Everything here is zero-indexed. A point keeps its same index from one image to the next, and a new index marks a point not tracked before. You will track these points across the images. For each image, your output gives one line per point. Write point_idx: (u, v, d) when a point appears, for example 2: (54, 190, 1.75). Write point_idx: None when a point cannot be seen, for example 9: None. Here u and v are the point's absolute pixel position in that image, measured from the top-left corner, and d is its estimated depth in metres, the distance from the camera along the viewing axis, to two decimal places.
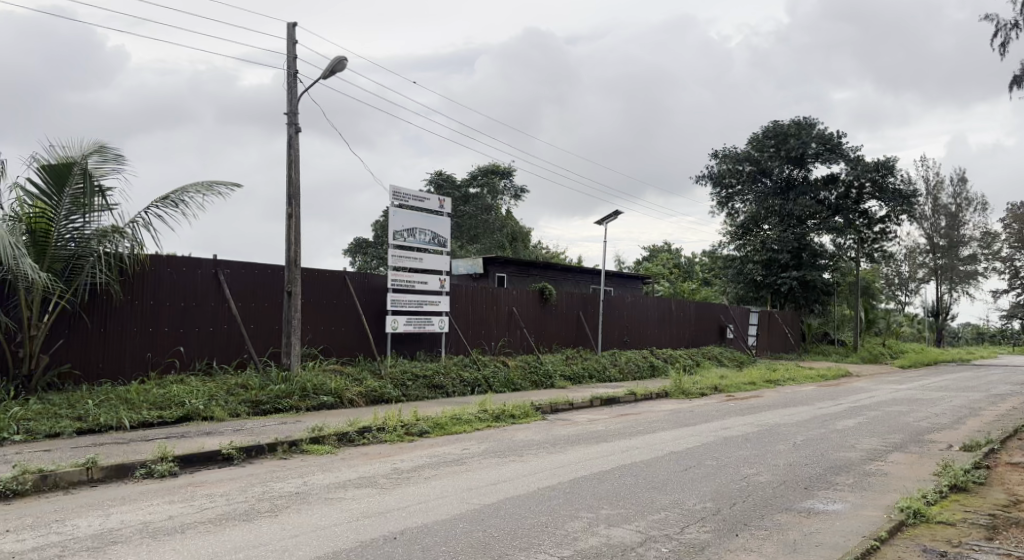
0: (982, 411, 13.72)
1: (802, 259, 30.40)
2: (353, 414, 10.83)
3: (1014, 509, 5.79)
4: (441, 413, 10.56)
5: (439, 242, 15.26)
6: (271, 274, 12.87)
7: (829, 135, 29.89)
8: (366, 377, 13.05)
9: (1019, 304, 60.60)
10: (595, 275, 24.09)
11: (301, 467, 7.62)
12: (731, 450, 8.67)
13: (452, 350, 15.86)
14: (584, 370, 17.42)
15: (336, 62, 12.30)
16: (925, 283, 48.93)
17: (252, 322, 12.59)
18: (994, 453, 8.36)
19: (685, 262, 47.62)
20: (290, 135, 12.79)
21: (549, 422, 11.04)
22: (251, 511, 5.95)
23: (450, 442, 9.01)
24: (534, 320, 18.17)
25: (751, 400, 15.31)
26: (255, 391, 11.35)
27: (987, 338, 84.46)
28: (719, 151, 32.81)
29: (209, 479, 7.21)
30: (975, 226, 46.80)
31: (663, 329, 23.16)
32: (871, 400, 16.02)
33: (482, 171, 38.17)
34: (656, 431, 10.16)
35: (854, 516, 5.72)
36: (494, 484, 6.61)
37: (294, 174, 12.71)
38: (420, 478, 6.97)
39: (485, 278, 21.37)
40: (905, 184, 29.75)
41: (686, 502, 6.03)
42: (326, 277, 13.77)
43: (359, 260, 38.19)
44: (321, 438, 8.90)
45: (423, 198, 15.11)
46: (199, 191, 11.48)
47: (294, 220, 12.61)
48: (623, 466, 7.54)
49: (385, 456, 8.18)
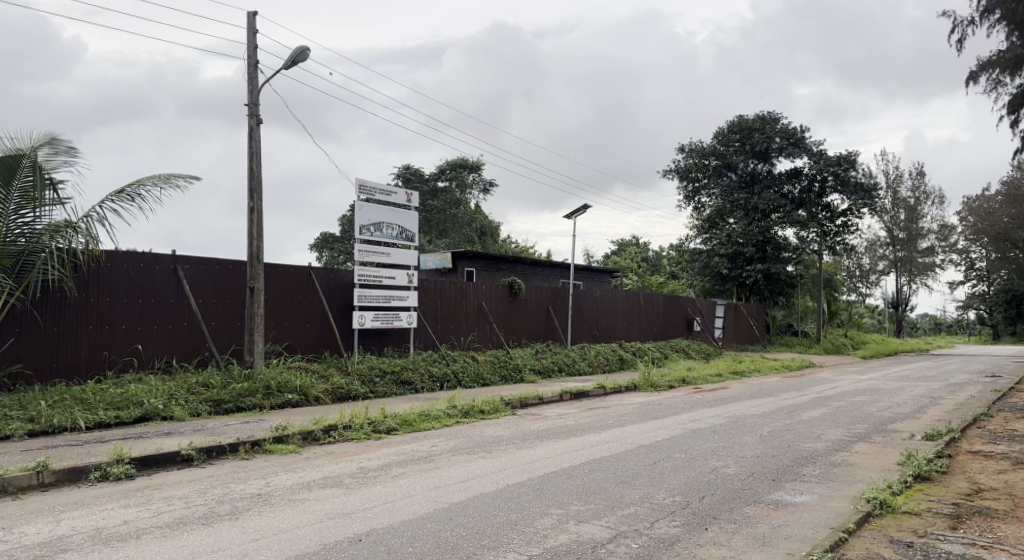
0: (942, 400, 14.02)
1: (767, 252, 30.77)
2: (319, 412, 10.65)
3: (976, 497, 5.86)
4: (410, 410, 10.43)
5: (407, 237, 15.10)
6: (233, 270, 12.56)
7: (793, 130, 30.29)
8: (332, 374, 12.83)
9: (975, 294, 62.31)
10: (565, 269, 24.07)
11: (264, 468, 7.44)
12: (699, 443, 8.69)
13: (420, 345, 15.69)
14: (554, 364, 17.40)
15: (298, 52, 12.04)
16: (885, 275, 49.99)
17: (213, 319, 12.27)
18: (955, 441, 8.51)
19: (653, 256, 47.99)
20: (251, 126, 12.49)
21: (519, 417, 10.98)
22: (211, 515, 5.77)
23: (418, 439, 8.88)
24: (503, 314, 18.08)
25: (719, 392, 15.44)
26: (217, 390, 11.08)
27: (944, 329, 86.65)
28: (685, 146, 33.02)
29: (166, 481, 6.99)
30: (934, 219, 47.90)
31: (632, 322, 23.24)
32: (835, 391, 16.29)
33: (450, 165, 37.92)
34: (625, 425, 10.16)
35: (822, 508, 5.75)
36: (463, 481, 6.51)
37: (256, 167, 12.42)
38: (386, 476, 6.83)
39: (454, 272, 21.22)
40: (866, 177, 30.22)
41: (655, 497, 6.00)
42: (290, 272, 13.48)
43: (325, 256, 37.71)
44: (285, 437, 8.71)
45: (390, 191, 14.93)
46: (157, 183, 11.15)
47: (255, 214, 12.32)
48: (593, 460, 7.49)
49: (351, 454, 8.02)
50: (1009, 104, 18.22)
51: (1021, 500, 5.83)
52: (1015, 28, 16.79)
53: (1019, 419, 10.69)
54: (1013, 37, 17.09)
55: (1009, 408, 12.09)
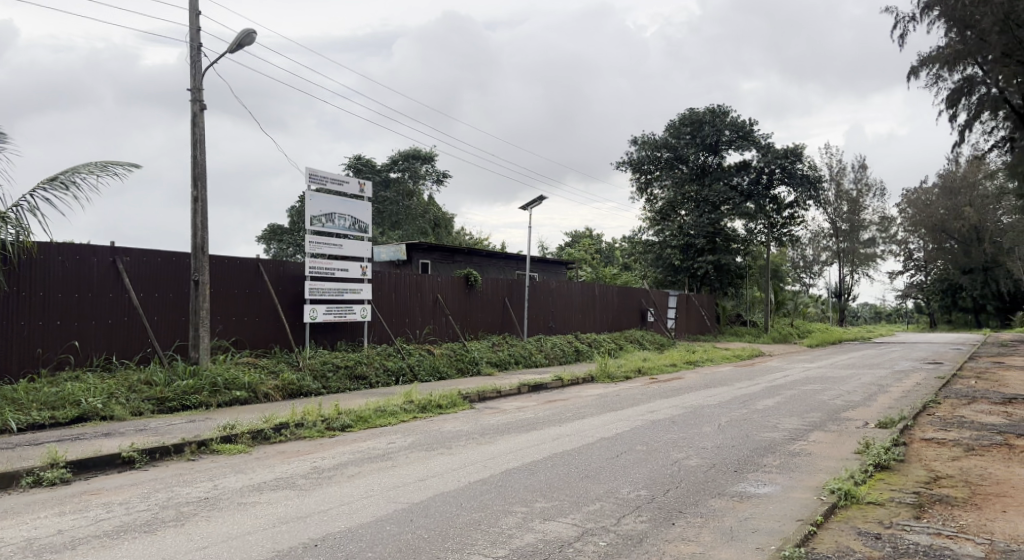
0: (889, 387, 14.36)
1: (717, 243, 31.18)
2: (269, 409, 10.27)
3: (935, 485, 5.93)
4: (364, 405, 10.14)
5: (360, 227, 14.74)
6: (176, 262, 12.02)
7: (742, 123, 30.71)
8: (282, 370, 12.44)
9: (913, 284, 64.52)
10: (520, 261, 23.92)
11: (211, 469, 7.08)
12: (660, 434, 8.63)
13: (374, 339, 15.33)
14: (510, 356, 17.26)
15: (244, 35, 11.55)
16: (828, 266, 51.32)
17: (155, 313, 11.72)
18: (908, 429, 8.66)
19: (605, 248, 48.29)
20: (195, 112, 11.95)
21: (477, 411, 10.79)
22: (154, 521, 5.42)
23: (373, 436, 8.59)
24: (458, 307, 17.81)
25: (674, 382, 15.53)
26: (159, 387, 10.61)
27: (884, 318, 89.60)
28: (638, 138, 33.18)
29: (106, 486, 6.57)
30: (875, 211, 49.31)
31: (587, 314, 23.24)
32: (786, 379, 16.57)
33: (402, 155, 37.33)
34: (585, 417, 10.07)
35: (786, 499, 5.72)
36: (422, 480, 6.29)
37: (199, 154, 11.89)
38: (341, 476, 6.56)
39: (408, 265, 20.87)
40: (812, 169, 30.89)
41: (620, 491, 5.88)
42: (237, 265, 12.99)
43: (274, 248, 36.82)
44: (233, 437, 8.33)
45: (343, 181, 14.54)
46: (93, 171, 10.56)
47: (200, 204, 11.82)
48: (555, 454, 7.34)
49: (303, 453, 7.70)
50: (949, 98, 18.82)
51: (976, 487, 5.92)
52: (954, 24, 17.22)
53: (965, 404, 10.99)
54: (952, 33, 17.54)
55: (954, 394, 12.43)
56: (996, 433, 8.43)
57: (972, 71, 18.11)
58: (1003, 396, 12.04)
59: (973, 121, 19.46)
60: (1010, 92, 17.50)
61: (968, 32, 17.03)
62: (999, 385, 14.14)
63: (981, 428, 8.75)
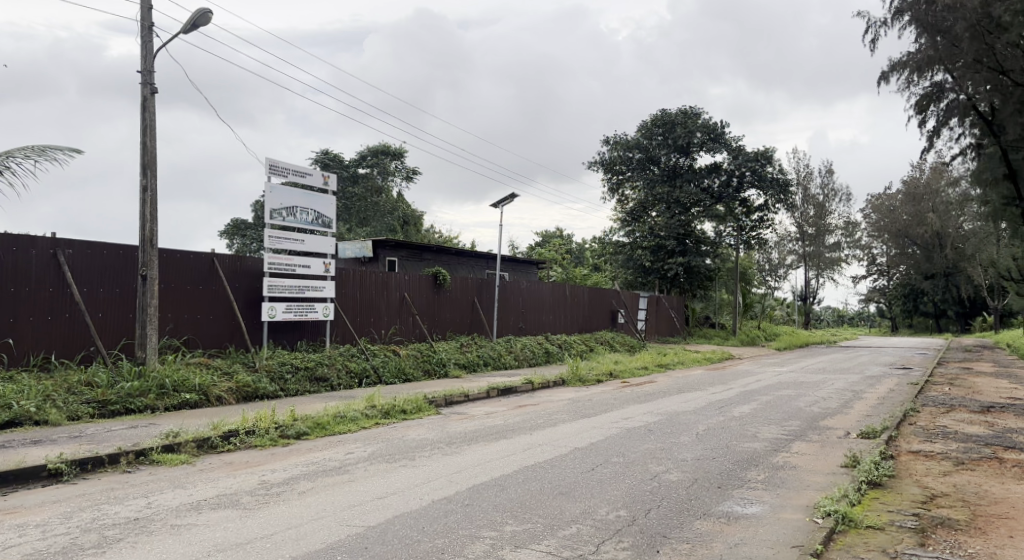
0: (864, 393, 14.13)
1: (688, 245, 30.88)
2: (219, 414, 9.61)
3: (933, 506, 5.54)
4: (322, 411, 9.50)
5: (323, 222, 14.09)
6: (123, 255, 11.25)
7: (714, 125, 30.52)
8: (236, 371, 11.72)
9: (875, 288, 65.55)
10: (490, 259, 23.38)
11: (147, 484, 6.41)
12: (636, 444, 8.16)
13: (337, 339, 14.64)
14: (479, 358, 16.75)
15: (198, 15, 10.83)
16: (794, 269, 51.61)
17: (100, 310, 10.93)
18: (893, 440, 8.34)
19: (576, 248, 48.06)
20: (145, 96, 11.19)
21: (444, 417, 10.24)
22: (71, 548, 4.75)
23: (331, 445, 8.00)
24: (426, 306, 17.22)
25: (646, 386, 15.15)
26: (102, 390, 9.88)
27: (847, 321, 91.15)
28: (610, 138, 32.87)
29: (25, 503, 5.88)
30: (841, 216, 49.74)
31: (557, 314, 22.80)
32: (759, 384, 16.28)
33: (371, 150, 36.66)
34: (557, 424, 9.56)
35: (777, 520, 5.29)
36: (380, 498, 5.71)
37: (149, 140, 11.14)
38: (291, 494, 5.95)
39: (375, 262, 20.19)
40: (781, 173, 30.97)
41: (597, 512, 5.38)
42: (190, 259, 12.24)
43: (237, 244, 35.76)
44: (176, 445, 7.66)
45: (305, 173, 13.87)
46: (29, 154, 9.76)
47: (148, 194, 11.07)
48: (526, 468, 6.81)
49: (252, 466, 7.09)
50: (917, 105, 18.70)
51: (976, 508, 5.55)
52: (925, 30, 16.99)
53: (944, 414, 10.74)
54: (923, 39, 17.36)
55: (931, 402, 12.20)
56: (983, 445, 8.13)
57: (942, 78, 18.06)
58: (980, 404, 11.82)
59: (940, 128, 19.38)
60: (979, 99, 17.35)
61: (938, 38, 16.80)
62: (973, 392, 14.00)
63: (967, 440, 8.45)
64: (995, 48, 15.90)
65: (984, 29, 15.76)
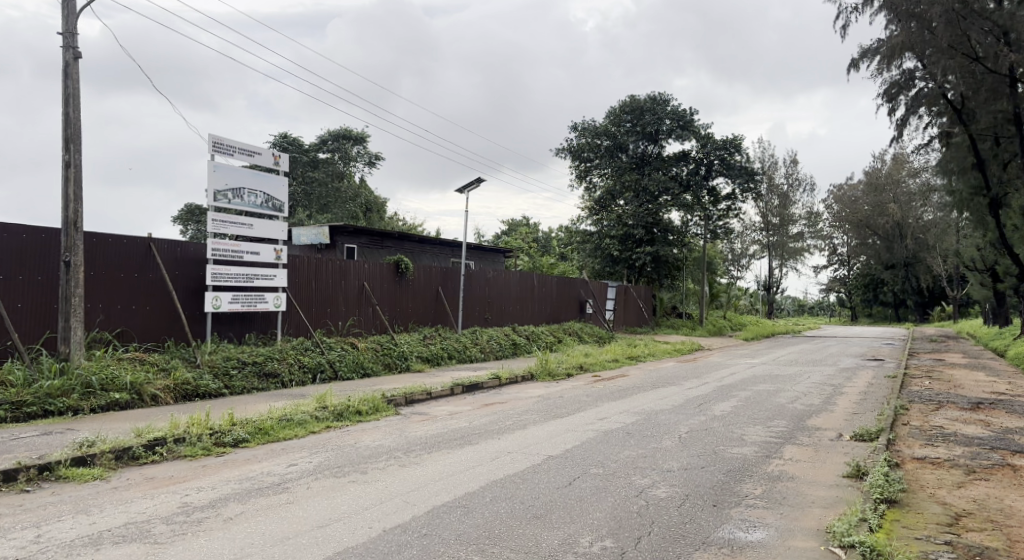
0: (843, 387, 13.62)
1: (656, 234, 30.14)
2: (148, 419, 8.55)
3: (965, 530, 4.84)
4: (267, 413, 8.52)
5: (273, 206, 12.97)
6: (45, 240, 10.05)
7: (683, 112, 30.00)
8: (175, 367, 10.65)
9: (836, 278, 66.25)
10: (455, 247, 22.43)
11: (42, 509, 5.38)
12: (616, 451, 7.32)
13: (290, 331, 13.56)
14: (444, 351, 15.85)
15: None
16: (758, 259, 51.48)
17: (18, 300, 9.75)
18: (893, 445, 7.66)
19: (542, 238, 47.30)
20: (66, 61, 9.98)
21: (403, 418, 9.33)
22: None
23: (272, 455, 7.04)
24: (387, 297, 16.23)
25: (619, 380, 14.44)
26: (15, 389, 8.75)
27: (807, 311, 92.58)
28: (577, 125, 32.07)
29: None
30: (805, 206, 49.75)
31: (525, 305, 22.00)
32: (735, 377, 15.65)
33: (333, 135, 35.28)
34: (527, 426, 8.72)
35: (789, 551, 4.53)
36: (321, 528, 4.81)
37: (72, 110, 9.95)
38: (215, 522, 4.99)
39: (333, 250, 19.09)
40: (749, 161, 30.73)
41: (579, 543, 4.56)
42: (121, 244, 11.07)
43: (190, 230, 34.22)
44: (90, 458, 6.62)
45: (253, 152, 12.76)
46: None
47: (71, 170, 9.90)
48: (494, 483, 5.94)
49: (178, 481, 6.14)
50: (886, 93, 17.91)
51: (1009, 531, 4.86)
52: (897, 16, 15.90)
53: (934, 410, 10.19)
54: (894, 25, 16.28)
55: (917, 397, 11.64)
56: (989, 450, 7.51)
57: (912, 65, 17.33)
58: (968, 400, 11.32)
59: (907, 117, 18.90)
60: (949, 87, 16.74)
61: (911, 23, 15.72)
62: (955, 387, 13.49)
63: (969, 443, 7.82)
64: (970, 34, 15.28)
65: (959, 14, 15.03)
